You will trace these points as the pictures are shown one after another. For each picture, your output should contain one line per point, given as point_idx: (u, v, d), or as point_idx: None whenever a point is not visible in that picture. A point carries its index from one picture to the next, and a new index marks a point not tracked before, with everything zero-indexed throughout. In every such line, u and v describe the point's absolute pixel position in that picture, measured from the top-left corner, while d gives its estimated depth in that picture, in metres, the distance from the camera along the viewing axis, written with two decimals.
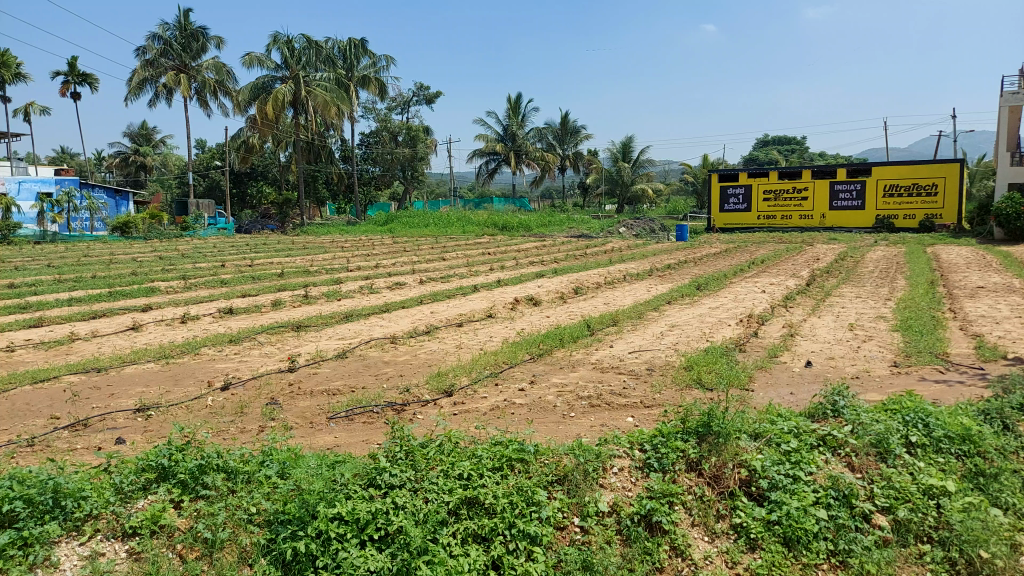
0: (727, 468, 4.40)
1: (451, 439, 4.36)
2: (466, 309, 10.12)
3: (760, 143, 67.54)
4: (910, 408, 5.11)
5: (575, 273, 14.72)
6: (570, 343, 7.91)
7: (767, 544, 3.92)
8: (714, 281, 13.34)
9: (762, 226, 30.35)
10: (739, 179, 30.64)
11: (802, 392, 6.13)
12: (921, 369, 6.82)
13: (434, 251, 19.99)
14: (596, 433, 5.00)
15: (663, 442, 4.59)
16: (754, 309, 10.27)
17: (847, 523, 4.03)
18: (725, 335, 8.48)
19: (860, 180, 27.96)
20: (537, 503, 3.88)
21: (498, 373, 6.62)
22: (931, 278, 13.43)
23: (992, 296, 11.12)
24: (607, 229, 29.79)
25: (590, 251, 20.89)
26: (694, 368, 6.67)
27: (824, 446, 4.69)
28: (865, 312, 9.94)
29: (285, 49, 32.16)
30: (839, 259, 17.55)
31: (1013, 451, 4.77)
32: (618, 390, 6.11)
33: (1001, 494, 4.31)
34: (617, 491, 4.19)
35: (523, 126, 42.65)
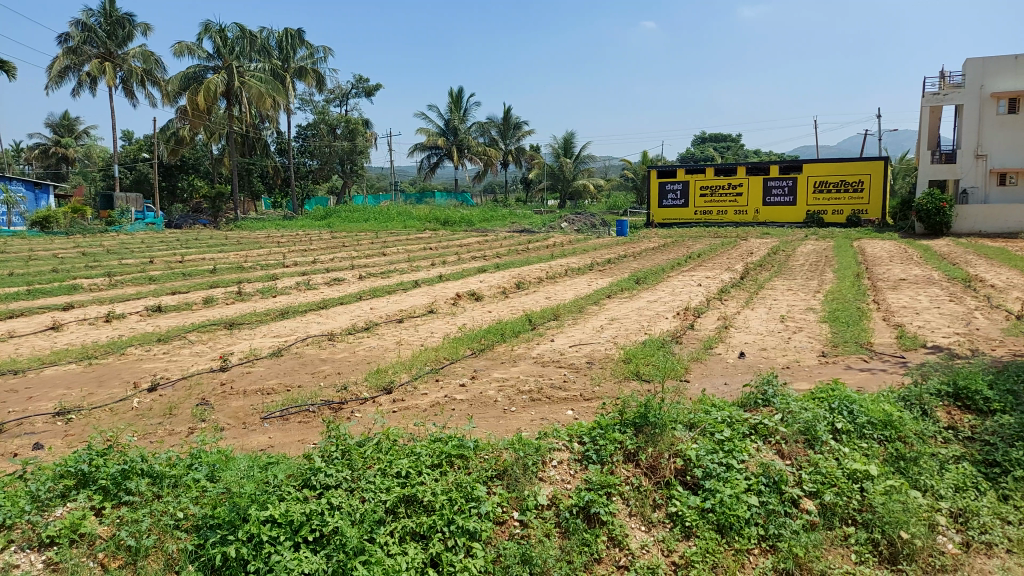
0: (663, 458, 4.50)
1: (389, 437, 4.31)
2: (407, 305, 10.01)
3: (698, 139, 68.97)
4: (836, 395, 5.32)
5: (517, 268, 14.76)
6: (511, 338, 7.92)
7: (701, 531, 4.00)
8: (653, 275, 13.60)
9: (699, 221, 31.11)
10: (677, 175, 31.31)
11: (735, 381, 6.32)
12: (847, 358, 7.10)
13: (375, 246, 19.68)
14: (536, 427, 5.01)
15: (601, 435, 4.66)
16: (690, 302, 10.51)
17: (777, 508, 4.17)
18: (663, 328, 8.65)
19: (791, 176, 28.95)
20: (476, 499, 3.87)
21: (439, 369, 6.58)
22: (857, 271, 13.96)
23: (913, 288, 11.66)
24: (550, 223, 29.94)
25: (533, 245, 20.92)
26: (633, 360, 6.78)
27: (755, 434, 4.84)
28: (796, 304, 10.28)
29: (217, 38, 31.08)
30: (772, 253, 18.09)
31: (931, 436, 5.03)
32: (558, 383, 6.15)
33: (920, 478, 4.54)
34: (556, 485, 4.21)
35: (465, 120, 42.56)
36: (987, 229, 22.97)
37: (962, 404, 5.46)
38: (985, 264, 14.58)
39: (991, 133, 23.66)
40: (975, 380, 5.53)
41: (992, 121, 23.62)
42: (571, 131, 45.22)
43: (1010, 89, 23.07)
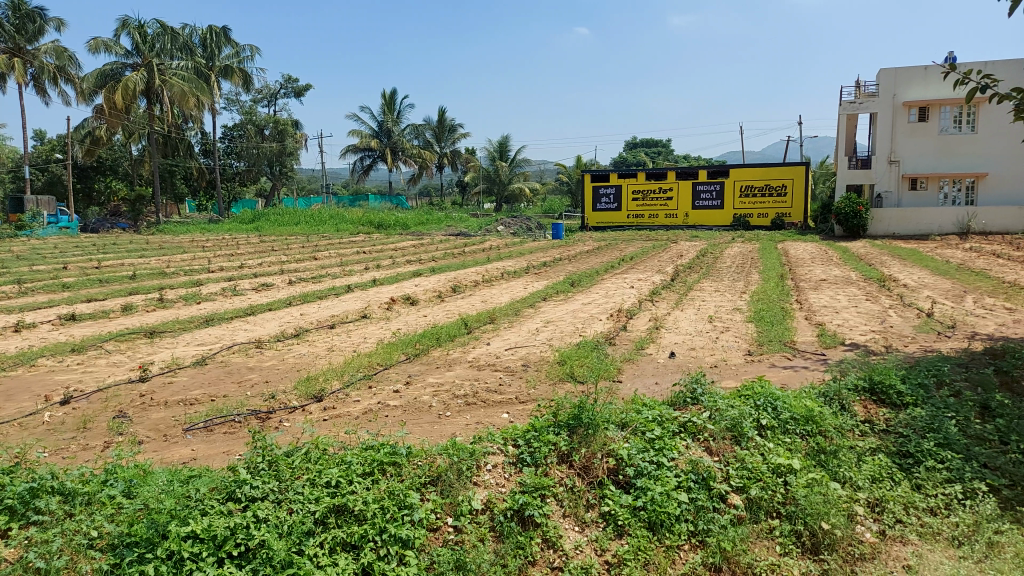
0: (596, 459, 4.55)
1: (318, 447, 4.22)
2: (339, 311, 9.83)
3: (630, 144, 70.33)
4: (761, 392, 5.50)
5: (453, 271, 14.71)
6: (446, 342, 7.88)
7: (633, 529, 4.06)
8: (587, 278, 13.76)
9: (632, 224, 31.74)
10: (610, 180, 31.88)
11: (665, 380, 6.47)
12: (772, 356, 7.37)
13: (307, 250, 19.24)
14: (470, 431, 4.99)
15: (536, 437, 4.69)
16: (623, 304, 10.72)
17: (706, 504, 4.28)
18: (597, 329, 8.77)
19: (719, 181, 29.87)
20: (409, 506, 3.81)
21: (373, 376, 6.47)
22: (781, 273, 14.51)
23: (833, 288, 12.20)
24: (486, 227, 29.97)
25: (468, 249, 20.87)
26: (568, 362, 6.84)
27: (685, 432, 4.95)
28: (723, 305, 10.62)
29: (136, 35, 29.82)
30: (701, 256, 18.61)
31: (849, 429, 5.25)
32: (493, 387, 6.14)
33: (840, 470, 4.74)
34: (490, 488, 4.20)
35: (399, 123, 42.21)
36: (900, 231, 24.20)
37: (877, 398, 5.73)
38: (899, 265, 15.33)
39: (902, 140, 24.93)
40: (888, 375, 5.82)
41: (903, 128, 24.86)
42: (506, 135, 45.45)
43: (920, 99, 24.37)
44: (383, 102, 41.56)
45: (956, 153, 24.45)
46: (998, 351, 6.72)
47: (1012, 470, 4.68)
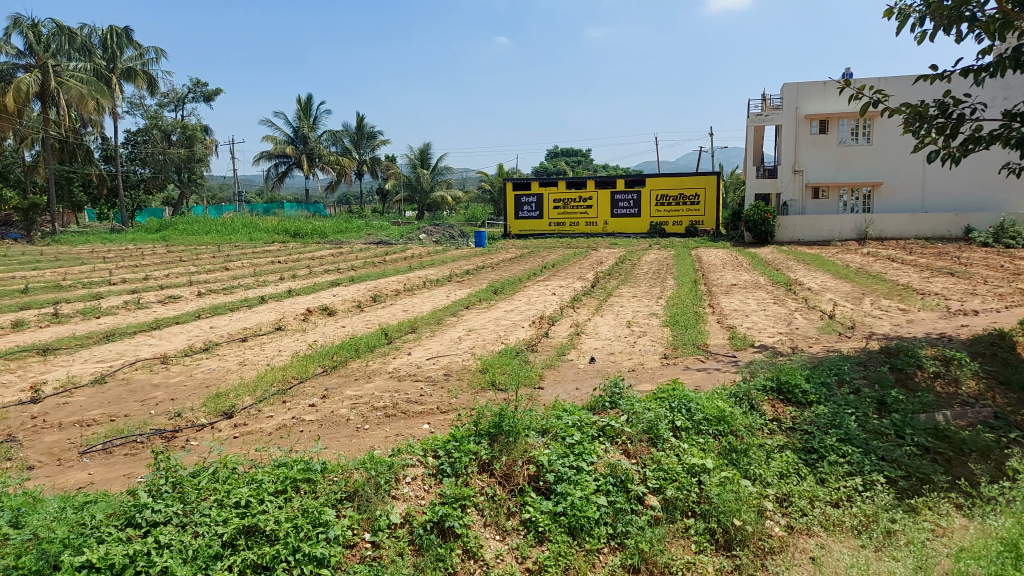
0: (517, 466, 4.55)
1: (227, 466, 4.07)
2: (252, 323, 9.50)
3: (551, 154, 71.30)
4: (675, 395, 5.66)
5: (373, 280, 14.48)
6: (366, 353, 7.73)
7: (554, 535, 4.08)
8: (510, 286, 13.83)
9: (553, 232, 32.16)
10: (531, 188, 32.20)
11: (585, 386, 6.55)
12: (686, 359, 7.60)
13: (218, 260, 18.54)
14: (389, 444, 4.90)
15: (456, 447, 4.64)
16: (545, 311, 10.82)
17: (624, 506, 4.36)
18: (519, 337, 8.81)
19: (636, 190, 30.66)
20: (324, 523, 3.71)
21: (287, 390, 6.26)
22: (695, 278, 15.01)
23: (743, 292, 12.71)
24: (407, 235, 29.71)
25: (389, 257, 20.64)
26: (489, 370, 6.83)
27: (603, 436, 5.02)
28: (640, 310, 10.89)
29: (29, 34, 27.98)
30: (620, 263, 19.03)
31: (758, 428, 5.47)
32: (414, 398, 6.06)
33: (750, 468, 4.93)
34: (410, 501, 4.12)
35: (315, 129, 41.33)
36: (805, 237, 25.36)
37: (784, 397, 5.98)
38: (804, 269, 16.15)
39: (806, 151, 26.27)
40: (793, 376, 6.09)
41: (806, 140, 26.21)
42: (427, 143, 45.36)
43: (821, 112, 25.75)
44: (299, 107, 40.66)
45: (853, 163, 25.95)
46: (892, 350, 7.15)
47: (907, 462, 5.00)
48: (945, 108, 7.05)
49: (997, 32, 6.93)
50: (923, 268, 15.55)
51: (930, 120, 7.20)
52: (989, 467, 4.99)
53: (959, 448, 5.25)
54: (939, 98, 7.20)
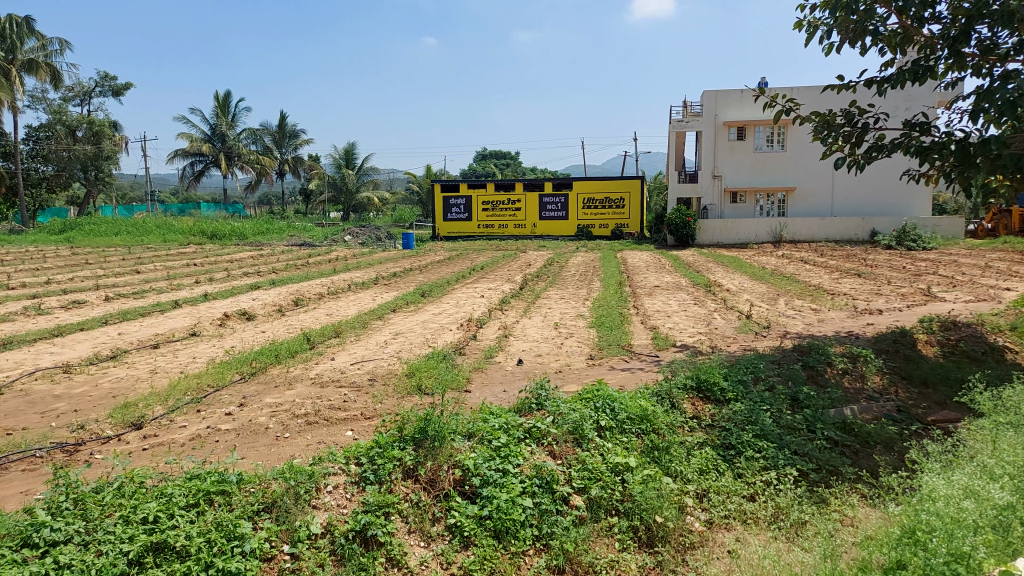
0: (442, 471, 4.51)
1: (135, 480, 3.87)
2: (165, 329, 9.09)
3: (480, 156, 71.33)
4: (600, 395, 5.73)
5: (295, 283, 14.11)
6: (287, 359, 7.51)
7: (479, 539, 4.06)
8: (438, 288, 13.73)
9: (482, 234, 32.19)
10: (459, 190, 32.15)
11: (513, 388, 6.56)
12: (611, 360, 7.73)
13: (128, 264, 17.60)
14: (310, 452, 4.77)
15: (380, 454, 4.55)
16: (473, 313, 10.79)
17: (549, 507, 4.38)
18: (446, 340, 8.74)
19: (563, 193, 31.03)
20: (240, 536, 3.57)
21: (201, 399, 6.00)
22: (621, 280, 15.31)
23: (666, 293, 13.03)
24: (332, 236, 29.12)
25: (312, 260, 20.11)
26: (415, 374, 6.73)
27: (529, 438, 5.04)
28: (567, 312, 11.02)
29: None
30: (548, 265, 19.17)
31: (679, 426, 5.61)
32: (337, 404, 5.92)
33: (671, 464, 5.06)
34: (331, 511, 4.01)
35: (234, 127, 39.91)
36: (724, 240, 26.23)
37: (703, 395, 6.15)
38: (723, 271, 16.73)
39: (724, 157, 27.20)
40: (712, 374, 6.28)
41: (725, 146, 27.13)
42: (352, 143, 44.68)
43: (738, 120, 26.76)
44: (217, 104, 39.26)
45: (768, 170, 27.06)
46: (804, 348, 7.49)
47: (817, 456, 5.24)
48: (851, 117, 7.43)
49: (898, 46, 7.41)
50: (834, 269, 16.33)
51: (837, 128, 7.57)
52: (893, 458, 5.29)
53: (866, 441, 5.56)
54: (844, 109, 7.59)
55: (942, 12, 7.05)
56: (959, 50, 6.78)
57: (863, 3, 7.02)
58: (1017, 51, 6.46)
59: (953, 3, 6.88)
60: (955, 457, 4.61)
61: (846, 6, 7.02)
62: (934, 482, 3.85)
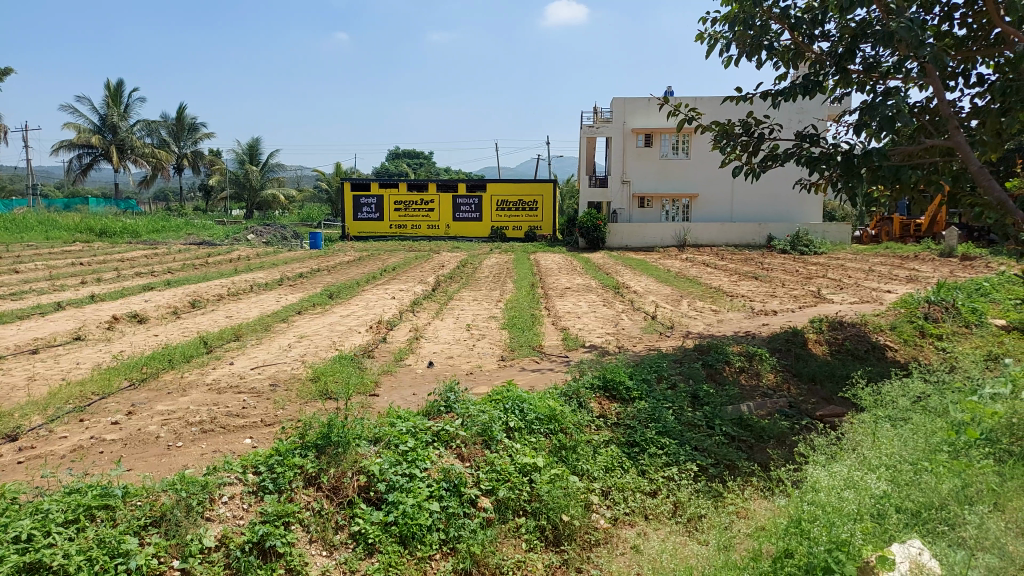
0: (346, 477, 4.38)
1: (6, 498, 3.57)
2: (47, 332, 8.48)
3: (392, 155, 70.37)
4: (508, 396, 5.73)
5: (192, 284, 13.45)
6: (181, 363, 7.14)
7: (384, 546, 3.98)
8: (346, 290, 13.46)
9: (394, 235, 31.77)
10: (370, 189, 31.64)
11: (423, 392, 6.48)
12: (522, 360, 7.80)
13: (4, 262, 16.28)
14: (205, 461, 4.56)
15: (279, 462, 4.38)
16: (383, 315, 10.62)
17: (457, 510, 4.34)
18: (354, 343, 8.55)
19: (477, 195, 31.06)
20: (124, 553, 3.37)
21: (85, 408, 5.63)
22: (533, 281, 15.48)
23: (575, 295, 13.28)
24: (234, 235, 28.00)
25: (212, 259, 19.25)
26: (320, 379, 6.50)
27: (437, 441, 4.96)
28: (479, 313, 11.03)
29: None
30: (460, 266, 19.14)
31: (586, 424, 5.70)
32: (236, 411, 5.68)
33: (578, 464, 5.13)
34: (226, 522, 3.84)
35: (127, 118, 37.68)
36: (631, 244, 27.00)
37: (610, 394, 6.28)
38: (631, 273, 17.22)
39: (632, 163, 27.95)
40: (618, 374, 6.42)
41: (633, 153, 27.89)
42: (256, 138, 43.17)
43: (645, 127, 27.57)
44: (108, 94, 36.98)
45: (673, 176, 28.03)
46: (703, 347, 7.76)
47: (715, 451, 5.48)
48: (747, 127, 7.80)
49: (791, 62, 7.84)
50: (734, 272, 17.08)
51: (735, 138, 7.93)
52: (783, 452, 5.57)
53: (760, 436, 5.85)
54: (741, 119, 7.94)
55: (831, 30, 7.50)
56: (846, 66, 7.23)
57: (759, 19, 7.38)
58: (896, 69, 6.94)
59: (841, 23, 7.34)
60: (839, 450, 4.90)
61: (744, 21, 7.36)
62: (818, 474, 4.06)
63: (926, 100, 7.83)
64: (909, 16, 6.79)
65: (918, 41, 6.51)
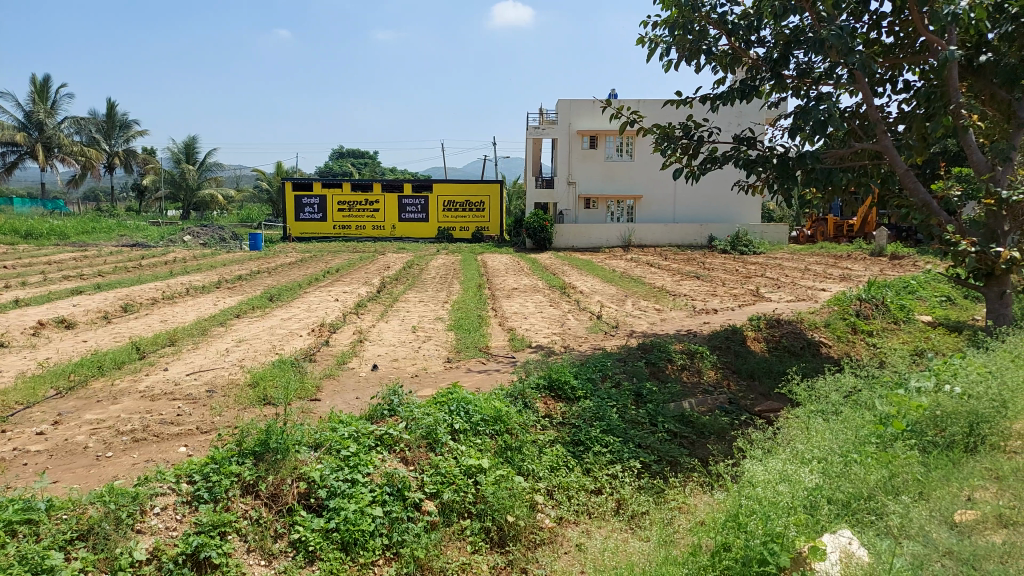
0: (285, 485, 4.28)
1: None
2: None
3: (336, 155, 69.32)
4: (453, 398, 5.69)
5: (124, 288, 12.96)
6: (112, 370, 6.88)
7: (325, 553, 3.91)
8: (288, 292, 13.18)
9: (338, 236, 31.29)
10: (313, 189, 31.10)
11: (366, 395, 6.40)
12: (468, 362, 7.78)
13: None
14: (137, 471, 4.40)
15: (215, 470, 4.25)
16: (326, 318, 10.44)
17: (400, 515, 4.29)
18: (295, 346, 8.37)
19: (423, 195, 30.86)
20: (49, 569, 3.22)
21: (6, 418, 5.36)
22: (479, 282, 15.47)
23: (522, 295, 13.31)
24: (170, 236, 27.10)
25: (146, 262, 18.59)
26: (259, 384, 6.34)
27: (381, 445, 4.89)
28: (425, 315, 10.96)
29: None
30: (406, 267, 18.98)
31: (531, 425, 5.70)
32: (170, 418, 5.49)
33: (523, 464, 5.15)
34: (158, 534, 3.71)
35: (54, 115, 36.06)
36: (578, 244, 27.24)
37: (555, 394, 6.32)
38: (576, 274, 17.37)
39: (577, 164, 28.21)
40: (563, 374, 6.47)
41: (578, 154, 28.14)
42: (192, 137, 41.93)
43: (590, 129, 27.86)
44: (33, 89, 35.33)
45: (618, 178, 28.40)
46: (647, 346, 7.88)
47: (658, 448, 5.58)
48: (688, 130, 7.96)
49: (728, 66, 8.03)
50: (676, 272, 17.41)
51: (675, 141, 8.08)
52: (723, 447, 5.71)
53: (701, 432, 5.98)
54: (682, 122, 8.11)
55: (766, 36, 7.72)
56: (780, 71, 7.45)
57: (698, 24, 7.56)
58: (827, 75, 7.20)
59: (775, 29, 7.56)
60: (775, 444, 5.04)
61: (683, 26, 7.52)
62: (754, 469, 4.16)
63: (857, 105, 8.13)
64: (840, 24, 7.04)
65: (847, 48, 6.78)
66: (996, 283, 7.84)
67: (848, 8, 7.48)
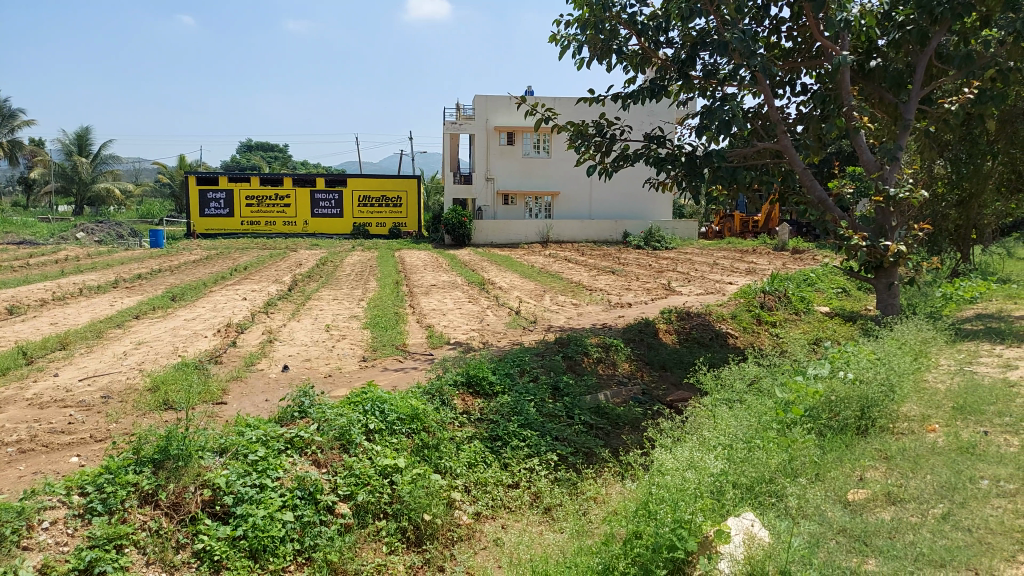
0: (187, 493, 4.08)
1: None
2: None
3: (244, 148, 67.00)
4: (368, 398, 5.55)
5: (9, 289, 12.06)
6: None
7: (232, 562, 3.77)
8: (192, 291, 12.61)
9: (246, 232, 30.16)
10: (219, 184, 29.90)
11: (277, 397, 6.23)
12: (384, 360, 7.67)
13: None
14: (23, 484, 4.10)
15: (110, 480, 4.00)
16: (233, 317, 10.06)
17: (312, 519, 4.18)
18: (200, 348, 8.03)
19: (337, 190, 30.19)
20: None
21: None
22: (395, 279, 15.28)
23: (440, 292, 13.23)
24: (62, 233, 25.39)
25: (33, 260, 17.36)
26: (160, 388, 6.03)
27: (291, 448, 4.73)
28: (340, 313, 10.72)
29: None
30: (320, 264, 18.53)
31: (448, 422, 5.65)
32: (61, 427, 5.15)
33: (440, 462, 5.12)
34: (46, 550, 3.46)
35: None
36: (496, 241, 27.24)
37: (473, 390, 6.30)
38: (494, 270, 17.42)
39: (495, 160, 28.26)
40: (481, 369, 6.46)
41: (495, 150, 28.18)
42: (85, 127, 39.54)
43: (507, 125, 27.94)
44: None
45: (535, 174, 28.66)
46: (563, 340, 7.99)
47: (574, 440, 5.67)
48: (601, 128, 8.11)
49: (639, 66, 8.21)
50: (591, 267, 17.76)
51: (589, 138, 8.21)
52: (636, 437, 5.88)
53: (615, 422, 6.13)
54: (596, 119, 8.24)
55: (674, 38, 7.95)
56: (687, 72, 7.67)
57: (609, 23, 7.70)
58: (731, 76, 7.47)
59: (683, 31, 7.79)
60: (684, 433, 5.21)
61: (595, 25, 7.64)
62: (664, 458, 4.27)
63: (759, 105, 8.50)
64: (742, 28, 7.33)
65: (749, 51, 7.07)
66: (885, 275, 8.34)
67: (750, 13, 7.80)
